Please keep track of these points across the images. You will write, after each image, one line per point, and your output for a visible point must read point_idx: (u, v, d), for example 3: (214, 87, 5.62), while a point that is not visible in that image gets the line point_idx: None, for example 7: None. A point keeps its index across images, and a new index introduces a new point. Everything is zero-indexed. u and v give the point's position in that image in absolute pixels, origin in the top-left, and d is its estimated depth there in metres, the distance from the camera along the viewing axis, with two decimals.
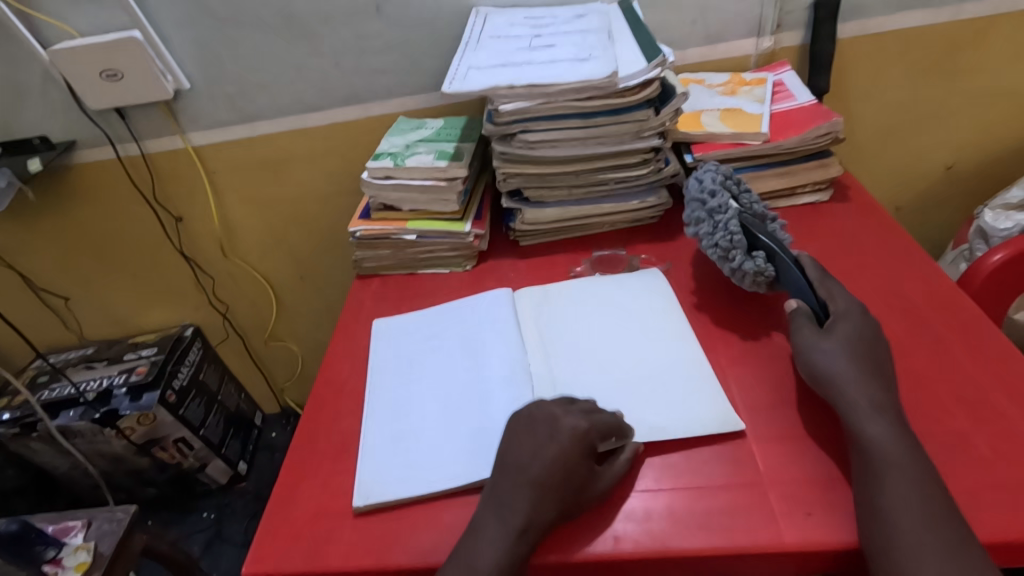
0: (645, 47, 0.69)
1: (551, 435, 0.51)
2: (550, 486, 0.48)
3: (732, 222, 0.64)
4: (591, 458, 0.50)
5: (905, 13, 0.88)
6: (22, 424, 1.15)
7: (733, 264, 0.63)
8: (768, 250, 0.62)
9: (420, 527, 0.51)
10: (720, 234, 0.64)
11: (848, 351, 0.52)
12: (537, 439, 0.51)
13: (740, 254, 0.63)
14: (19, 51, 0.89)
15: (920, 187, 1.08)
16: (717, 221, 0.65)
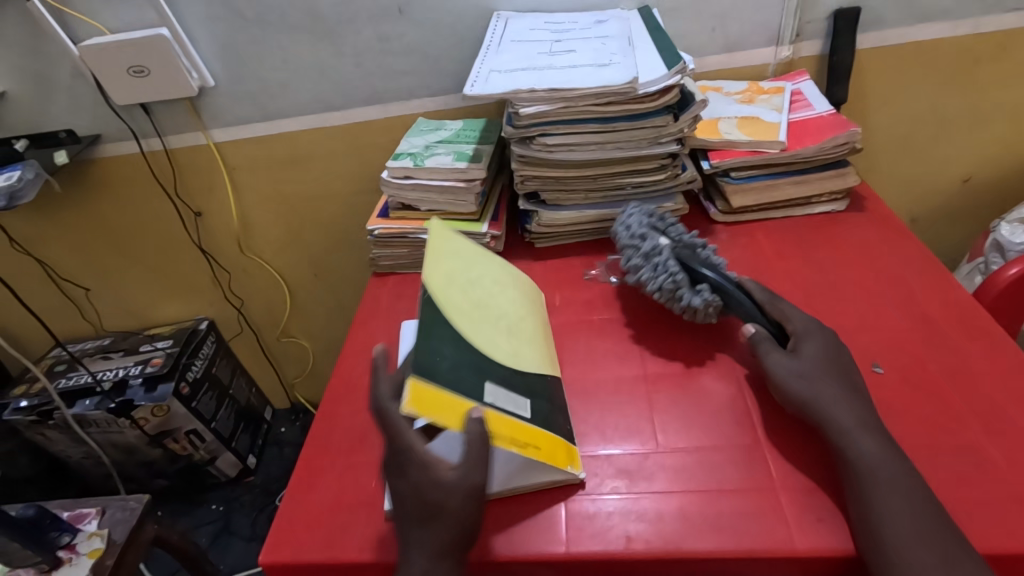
0: (666, 54, 0.70)
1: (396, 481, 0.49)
2: (420, 516, 0.47)
3: (667, 259, 0.64)
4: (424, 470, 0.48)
5: (925, 25, 0.88)
6: (39, 411, 1.17)
7: (679, 302, 0.62)
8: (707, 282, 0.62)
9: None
10: (665, 272, 0.63)
11: (823, 370, 0.53)
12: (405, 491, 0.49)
13: (683, 289, 0.62)
14: (49, 46, 0.91)
15: (935, 200, 1.08)
16: (655, 257, 0.65)
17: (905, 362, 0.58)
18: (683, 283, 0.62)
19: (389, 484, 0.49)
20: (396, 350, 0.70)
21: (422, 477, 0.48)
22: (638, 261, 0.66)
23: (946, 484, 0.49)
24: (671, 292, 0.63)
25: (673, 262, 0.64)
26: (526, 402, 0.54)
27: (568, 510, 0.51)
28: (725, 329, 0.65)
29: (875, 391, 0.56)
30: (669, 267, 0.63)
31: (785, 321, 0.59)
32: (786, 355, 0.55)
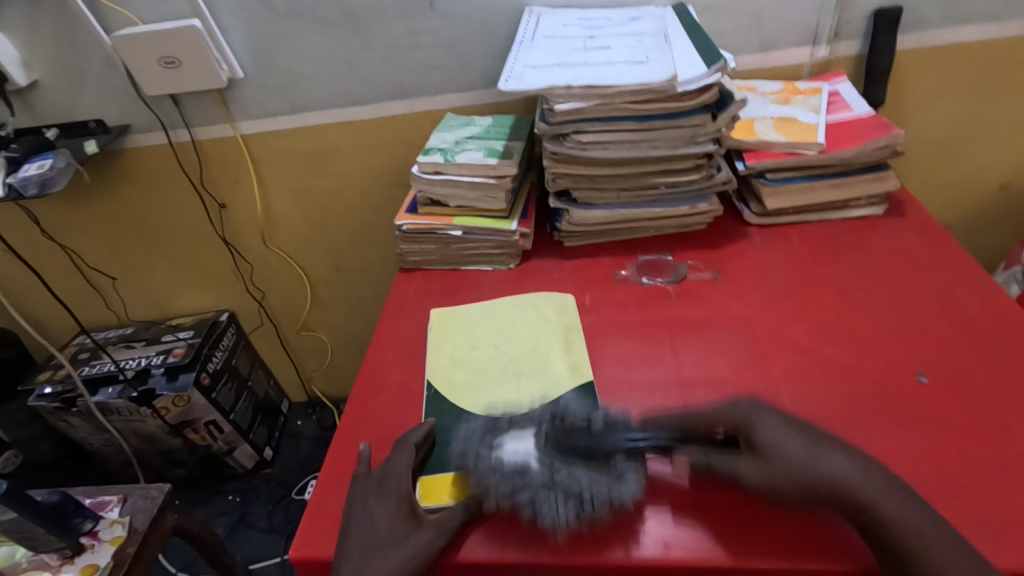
0: (705, 52, 0.68)
1: (374, 500, 0.51)
2: (372, 544, 0.49)
3: (567, 472, 0.50)
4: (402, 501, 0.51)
5: (968, 26, 0.86)
6: (62, 398, 1.18)
7: (613, 497, 0.49)
8: (614, 455, 0.51)
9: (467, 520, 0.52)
10: (577, 481, 0.49)
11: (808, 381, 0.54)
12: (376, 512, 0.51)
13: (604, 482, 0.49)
14: (82, 36, 0.91)
15: (970, 206, 1.05)
16: (552, 480, 0.50)
17: (949, 372, 0.57)
18: (600, 477, 0.50)
19: (358, 504, 0.52)
20: (423, 346, 0.69)
21: (392, 505, 0.51)
22: (517, 486, 0.50)
23: (994, 499, 0.47)
24: (594, 495, 0.49)
25: (561, 464, 0.51)
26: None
27: None
28: (761, 333, 0.64)
29: (918, 400, 0.55)
30: (565, 471, 0.50)
31: (709, 420, 0.52)
32: (749, 461, 0.48)
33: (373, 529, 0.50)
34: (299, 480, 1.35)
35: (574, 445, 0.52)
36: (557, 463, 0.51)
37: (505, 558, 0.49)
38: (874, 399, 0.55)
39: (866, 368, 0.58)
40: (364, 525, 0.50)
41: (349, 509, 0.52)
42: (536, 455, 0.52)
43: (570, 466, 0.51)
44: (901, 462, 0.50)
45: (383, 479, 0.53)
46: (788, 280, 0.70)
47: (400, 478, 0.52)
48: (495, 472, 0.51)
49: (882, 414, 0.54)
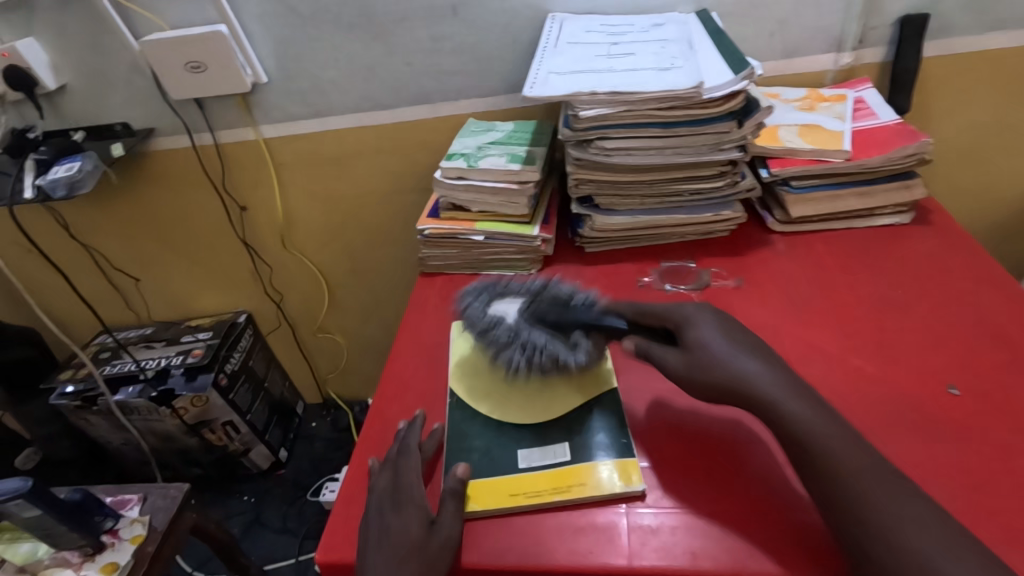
0: (731, 59, 0.68)
1: (389, 508, 0.51)
2: (389, 550, 0.49)
3: (533, 332, 0.59)
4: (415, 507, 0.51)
5: (997, 33, 0.85)
6: (84, 397, 1.19)
7: (563, 360, 0.58)
8: (574, 327, 0.59)
9: (492, 528, 0.51)
10: (535, 339, 0.59)
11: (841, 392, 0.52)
12: (391, 519, 0.51)
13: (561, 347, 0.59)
14: (110, 41, 0.93)
15: (996, 214, 1.04)
16: (518, 328, 0.60)
17: (982, 383, 0.56)
18: (558, 340, 0.59)
19: (376, 513, 0.52)
20: (445, 350, 0.70)
21: (405, 510, 0.51)
22: (495, 327, 0.61)
23: None
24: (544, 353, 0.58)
25: (536, 328, 0.60)
26: (563, 446, 0.56)
27: (627, 523, 0.50)
28: (786, 342, 0.63)
29: (949, 413, 0.54)
30: (528, 332, 0.59)
31: (653, 321, 0.59)
32: (676, 355, 0.55)
33: (391, 535, 0.50)
34: (314, 482, 1.36)
35: (545, 312, 0.60)
36: (532, 324, 0.60)
37: (531, 566, 0.49)
38: (904, 411, 0.55)
39: (895, 380, 0.57)
40: (381, 530, 0.50)
41: (364, 519, 0.52)
42: (513, 315, 0.61)
43: (536, 330, 0.60)
44: (932, 475, 0.50)
45: (393, 484, 0.53)
46: (813, 289, 0.69)
47: (411, 484, 0.53)
48: (481, 315, 0.62)
49: (913, 427, 0.53)
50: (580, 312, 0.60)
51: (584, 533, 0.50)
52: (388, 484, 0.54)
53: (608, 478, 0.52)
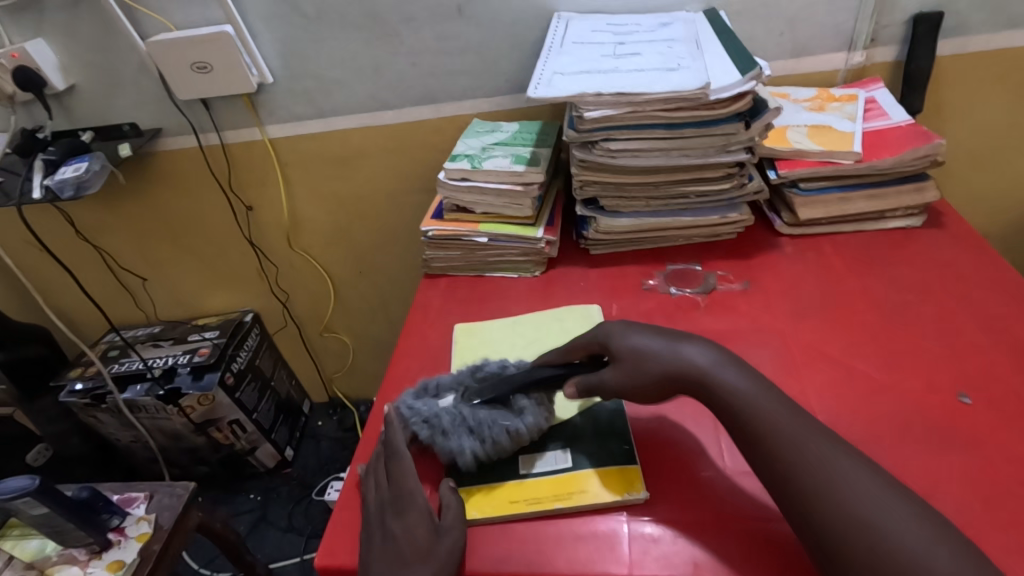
0: (739, 59, 0.67)
1: (390, 517, 0.51)
2: (397, 561, 0.48)
3: (449, 416, 0.55)
4: (417, 513, 0.51)
5: (1013, 31, 0.83)
6: (92, 395, 1.20)
7: (509, 430, 0.53)
8: (509, 393, 0.56)
9: (493, 536, 0.51)
10: (444, 420, 0.55)
11: None
12: (393, 529, 0.50)
13: (505, 419, 0.54)
14: (117, 41, 0.93)
15: (1012, 216, 1.01)
16: (458, 415, 0.55)
17: (995, 391, 0.55)
18: (506, 415, 0.54)
19: (378, 523, 0.51)
20: (448, 353, 0.69)
21: (406, 517, 0.50)
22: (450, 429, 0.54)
23: None
24: (495, 428, 0.54)
25: (476, 402, 0.56)
26: (565, 451, 0.55)
27: (629, 531, 0.50)
28: (794, 347, 0.62)
29: (962, 421, 0.53)
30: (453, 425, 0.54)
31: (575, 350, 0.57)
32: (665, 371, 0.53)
33: (396, 545, 0.49)
34: (319, 481, 1.36)
35: (484, 388, 0.57)
36: (459, 404, 0.56)
37: (533, 574, 0.48)
38: (915, 419, 0.54)
39: (907, 386, 0.56)
40: (386, 543, 0.50)
41: (366, 534, 0.51)
42: (454, 402, 0.56)
43: (476, 410, 0.55)
44: (943, 485, 0.48)
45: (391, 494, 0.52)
46: (822, 293, 0.68)
47: (409, 490, 0.52)
48: (418, 409, 0.56)
49: (924, 435, 0.52)
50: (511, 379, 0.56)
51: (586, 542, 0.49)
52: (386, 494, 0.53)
53: (611, 484, 0.52)
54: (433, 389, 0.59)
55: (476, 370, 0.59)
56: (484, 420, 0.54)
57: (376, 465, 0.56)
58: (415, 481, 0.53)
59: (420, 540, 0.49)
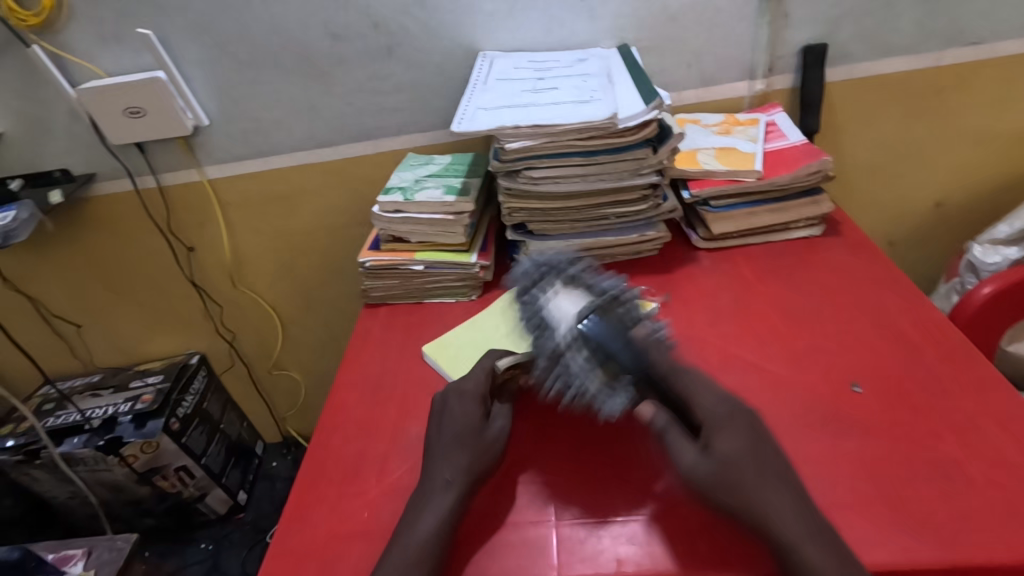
0: (644, 90, 0.73)
1: (451, 400, 0.58)
2: (450, 439, 0.55)
3: (577, 354, 0.56)
4: (477, 408, 0.57)
5: (890, 58, 0.93)
6: (25, 451, 1.15)
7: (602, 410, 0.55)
8: (613, 370, 0.55)
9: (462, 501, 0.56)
10: (578, 373, 0.56)
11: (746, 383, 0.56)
12: (451, 416, 0.57)
13: (601, 392, 0.55)
14: (45, 88, 0.93)
15: (911, 221, 1.11)
16: (564, 352, 0.57)
17: (884, 381, 0.60)
18: (596, 383, 0.55)
19: (440, 409, 0.58)
20: (387, 380, 0.71)
21: (472, 402, 0.58)
22: (540, 343, 0.59)
23: (924, 499, 0.50)
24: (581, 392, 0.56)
25: (577, 352, 0.56)
26: None
27: (559, 536, 0.52)
28: (710, 352, 0.67)
29: (855, 409, 0.58)
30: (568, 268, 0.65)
31: None
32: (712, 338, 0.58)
33: (449, 433, 0.56)
34: (273, 523, 1.33)
35: (598, 343, 0.56)
36: (577, 340, 0.56)
37: None
38: (815, 408, 0.58)
39: (809, 381, 0.61)
40: (440, 459, 0.54)
41: (438, 412, 0.59)
42: (566, 318, 0.58)
43: (569, 352, 0.57)
44: (839, 466, 0.53)
45: (464, 414, 0.57)
46: (736, 300, 0.73)
47: (479, 383, 0.60)
48: (522, 272, 0.67)
49: (822, 423, 0.57)
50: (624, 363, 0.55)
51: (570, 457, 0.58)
52: (458, 419, 0.57)
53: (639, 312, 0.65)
54: (569, 274, 0.64)
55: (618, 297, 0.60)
56: (585, 382, 0.56)
57: (450, 391, 0.59)
58: (484, 374, 0.60)
59: (484, 459, 0.54)
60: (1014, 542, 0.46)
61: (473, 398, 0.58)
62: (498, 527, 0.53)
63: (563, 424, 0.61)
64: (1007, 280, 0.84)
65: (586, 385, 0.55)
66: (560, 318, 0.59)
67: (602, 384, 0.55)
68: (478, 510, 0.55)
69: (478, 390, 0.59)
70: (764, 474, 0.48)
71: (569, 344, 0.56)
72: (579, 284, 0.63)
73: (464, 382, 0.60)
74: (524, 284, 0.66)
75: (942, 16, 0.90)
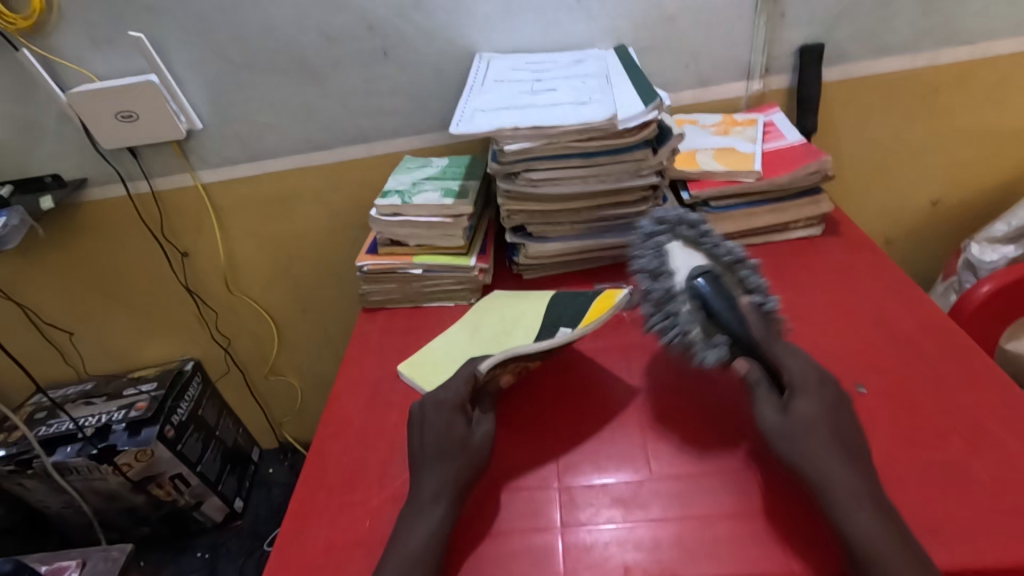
0: (643, 91, 0.73)
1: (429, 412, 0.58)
2: (438, 452, 0.55)
3: (687, 306, 0.57)
4: (456, 418, 0.57)
5: (886, 58, 0.93)
6: (17, 461, 1.13)
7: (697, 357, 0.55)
8: (722, 331, 0.56)
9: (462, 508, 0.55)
10: (682, 321, 0.56)
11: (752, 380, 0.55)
12: (433, 426, 0.56)
13: (703, 347, 0.55)
14: (35, 92, 0.92)
15: (908, 220, 1.11)
16: (680, 301, 0.57)
17: (889, 381, 0.60)
18: (701, 334, 0.56)
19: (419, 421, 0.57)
20: (387, 386, 0.70)
21: (452, 412, 0.57)
22: (653, 284, 0.60)
23: (930, 501, 0.49)
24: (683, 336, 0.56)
25: (711, 301, 0.56)
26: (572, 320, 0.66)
27: (564, 542, 0.51)
28: None
29: (860, 410, 0.57)
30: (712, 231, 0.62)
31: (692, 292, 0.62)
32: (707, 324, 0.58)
33: (432, 446, 0.55)
34: (271, 531, 1.31)
35: (728, 305, 0.56)
36: (690, 294, 0.57)
37: None
38: None
39: None
40: (425, 472, 0.54)
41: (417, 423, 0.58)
42: (692, 281, 0.58)
43: (708, 305, 0.56)
44: None
45: (446, 425, 0.56)
46: None
47: (455, 391, 0.59)
48: (642, 228, 0.64)
49: None
50: (732, 324, 0.55)
51: (565, 453, 0.58)
52: (438, 429, 0.56)
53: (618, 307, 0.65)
54: (703, 232, 0.62)
55: (737, 264, 0.61)
56: (689, 332, 0.56)
57: (426, 402, 0.58)
58: (459, 384, 0.60)
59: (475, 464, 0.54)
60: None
61: (451, 408, 0.57)
62: (486, 532, 0.53)
63: (549, 425, 0.61)
64: (1006, 278, 0.85)
65: (689, 331, 0.56)
66: (681, 271, 0.59)
67: (702, 336, 0.56)
68: (469, 516, 0.54)
69: (454, 400, 0.58)
70: (825, 438, 0.50)
71: (682, 292, 0.57)
72: (698, 242, 0.62)
73: (441, 392, 0.59)
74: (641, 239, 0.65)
75: (937, 15, 0.90)
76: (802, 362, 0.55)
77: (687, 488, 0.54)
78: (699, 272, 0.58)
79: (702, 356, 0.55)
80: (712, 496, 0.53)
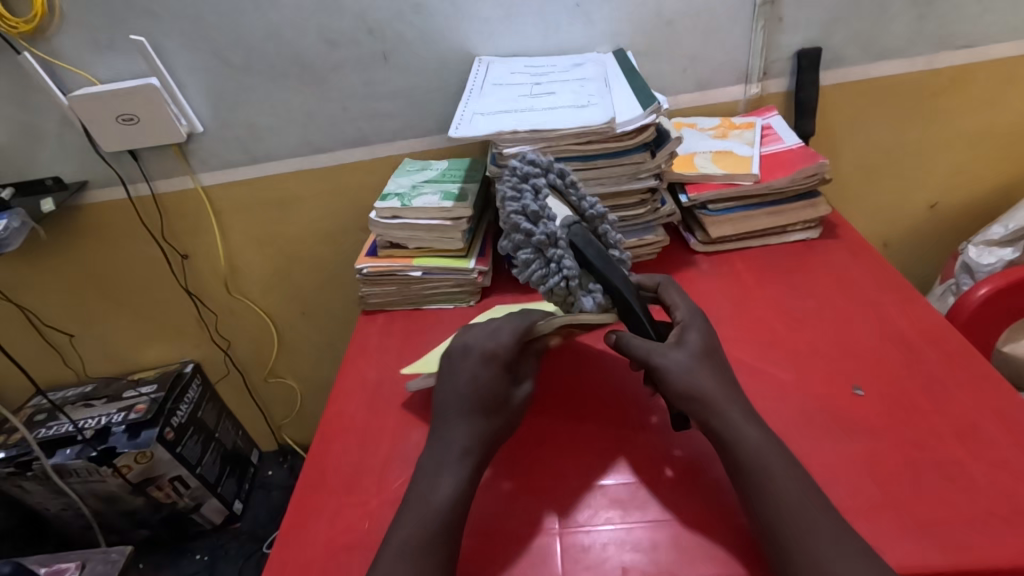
0: (641, 95, 0.73)
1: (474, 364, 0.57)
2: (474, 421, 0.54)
3: (562, 249, 0.58)
4: (501, 377, 0.56)
5: (883, 62, 0.94)
6: (16, 463, 1.13)
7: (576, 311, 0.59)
8: (606, 272, 0.58)
9: None
10: (557, 266, 0.58)
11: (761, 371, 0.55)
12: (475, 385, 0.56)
13: (589, 299, 0.59)
14: (36, 96, 0.92)
15: (906, 223, 1.12)
16: (548, 246, 0.58)
17: (886, 383, 0.60)
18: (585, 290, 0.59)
19: (465, 376, 0.57)
20: (386, 388, 0.70)
21: (498, 371, 0.56)
22: (536, 227, 0.58)
23: (926, 502, 0.50)
24: (562, 281, 0.58)
25: (584, 245, 0.59)
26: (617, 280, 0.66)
27: (562, 544, 0.51)
28: None
29: (857, 411, 0.58)
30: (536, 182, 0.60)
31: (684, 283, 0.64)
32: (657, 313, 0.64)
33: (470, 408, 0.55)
34: (270, 533, 1.31)
35: (589, 245, 0.59)
36: (569, 242, 0.59)
37: None
38: (819, 412, 0.58)
39: (810, 385, 0.61)
40: None
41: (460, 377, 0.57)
42: (563, 223, 0.59)
43: (570, 251, 0.58)
44: (842, 470, 0.53)
45: (490, 382, 0.56)
46: (735, 304, 0.73)
47: (507, 342, 0.57)
48: (511, 171, 0.62)
49: (826, 428, 0.57)
50: (611, 272, 0.59)
51: (564, 453, 0.59)
52: (482, 386, 0.56)
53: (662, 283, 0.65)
54: (573, 187, 0.64)
55: (596, 219, 0.63)
56: (565, 273, 0.58)
57: (478, 343, 0.58)
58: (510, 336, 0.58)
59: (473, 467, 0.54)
60: (1018, 544, 0.46)
61: (499, 366, 0.57)
62: (472, 530, 0.53)
63: (544, 422, 0.62)
64: (1004, 281, 0.85)
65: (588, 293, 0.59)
66: (559, 218, 0.60)
67: (587, 289, 0.59)
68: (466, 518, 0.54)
69: (505, 356, 0.57)
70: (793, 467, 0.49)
71: (561, 243, 0.58)
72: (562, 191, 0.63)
73: (491, 344, 0.57)
74: (516, 178, 0.62)
75: (934, 19, 0.90)
76: (685, 302, 0.62)
77: (681, 489, 0.54)
78: (573, 222, 0.60)
79: (581, 307, 0.59)
80: (700, 496, 0.53)
